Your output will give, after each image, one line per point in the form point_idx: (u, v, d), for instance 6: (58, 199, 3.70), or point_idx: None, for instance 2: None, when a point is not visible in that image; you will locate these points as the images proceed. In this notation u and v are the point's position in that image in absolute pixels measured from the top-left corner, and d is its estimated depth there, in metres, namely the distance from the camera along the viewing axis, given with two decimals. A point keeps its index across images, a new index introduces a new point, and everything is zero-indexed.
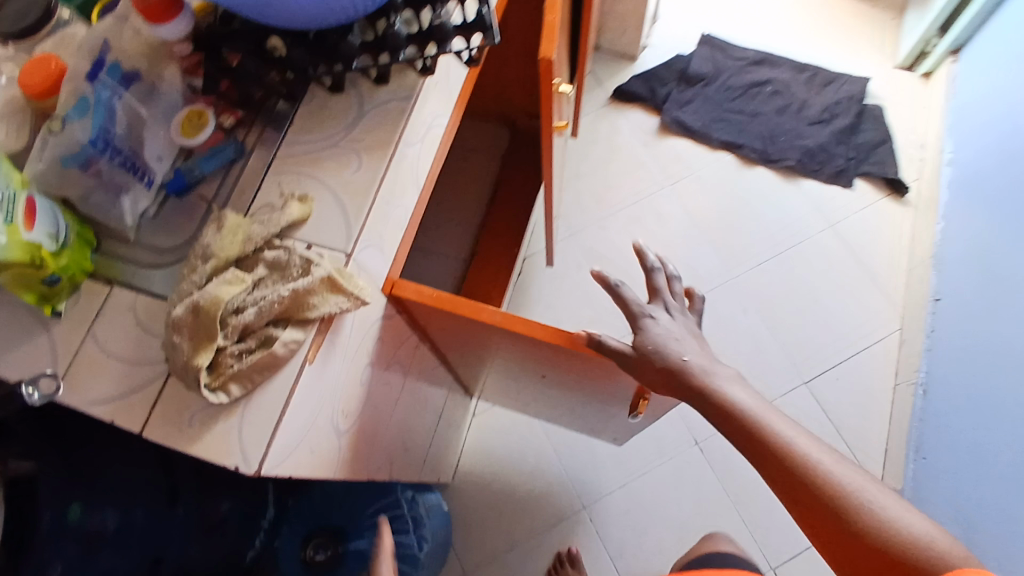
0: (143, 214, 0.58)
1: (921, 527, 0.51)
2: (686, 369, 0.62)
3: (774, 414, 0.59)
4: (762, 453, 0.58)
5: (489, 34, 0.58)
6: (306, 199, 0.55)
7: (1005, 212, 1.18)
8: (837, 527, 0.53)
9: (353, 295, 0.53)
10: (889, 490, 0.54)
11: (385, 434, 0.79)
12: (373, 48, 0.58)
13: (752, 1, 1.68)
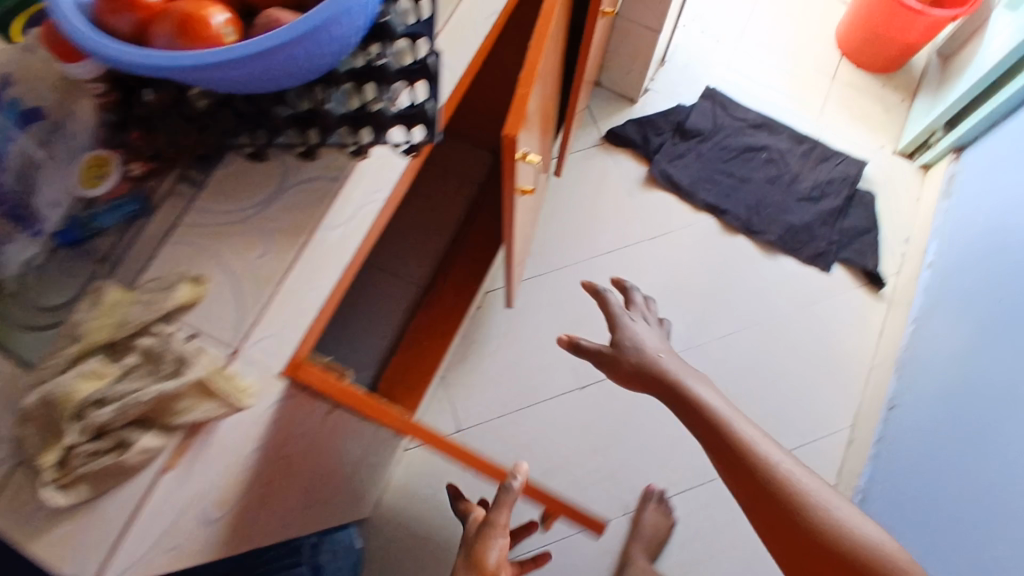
0: (31, 262, 0.53)
1: (831, 502, 0.67)
2: (656, 363, 0.88)
3: (728, 408, 0.79)
4: (710, 427, 0.77)
5: (432, 129, 0.53)
6: (199, 281, 0.51)
7: (976, 332, 1.15)
8: (765, 486, 0.69)
9: (230, 399, 0.50)
10: (824, 484, 0.69)
11: (283, 498, 0.76)
12: (303, 121, 0.52)
13: (763, 60, 1.64)
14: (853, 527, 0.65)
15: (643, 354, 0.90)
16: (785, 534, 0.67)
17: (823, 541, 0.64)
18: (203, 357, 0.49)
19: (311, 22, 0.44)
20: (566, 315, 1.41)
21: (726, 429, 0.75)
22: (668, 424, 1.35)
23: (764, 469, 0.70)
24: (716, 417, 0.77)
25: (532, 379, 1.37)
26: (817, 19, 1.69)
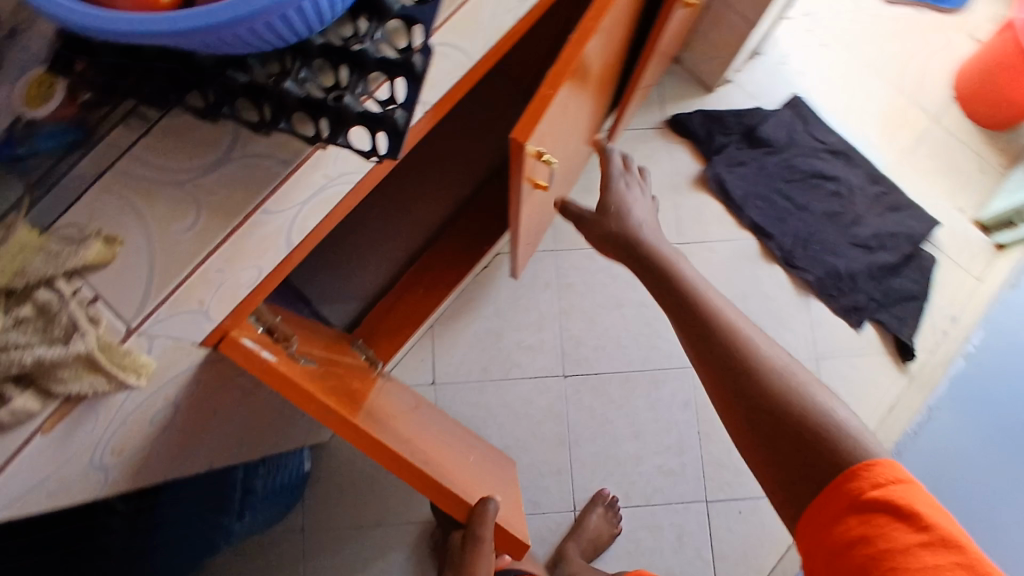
0: None
1: (812, 385, 0.58)
2: (639, 236, 0.80)
3: (706, 284, 0.70)
4: (680, 305, 0.67)
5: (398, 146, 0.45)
6: (112, 242, 0.47)
7: (987, 435, 1.10)
8: (738, 374, 0.60)
9: (117, 377, 0.47)
10: (801, 367, 0.60)
11: (207, 439, 0.75)
12: (257, 95, 0.45)
13: (863, 82, 1.49)
14: (834, 415, 0.56)
15: (630, 222, 0.81)
16: (759, 426, 0.58)
17: (814, 436, 0.55)
18: (97, 327, 0.46)
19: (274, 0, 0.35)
20: (571, 299, 1.36)
21: (697, 306, 0.66)
22: (640, 435, 1.31)
23: (733, 352, 0.61)
24: (689, 293, 0.67)
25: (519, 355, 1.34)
26: (939, 51, 1.52)
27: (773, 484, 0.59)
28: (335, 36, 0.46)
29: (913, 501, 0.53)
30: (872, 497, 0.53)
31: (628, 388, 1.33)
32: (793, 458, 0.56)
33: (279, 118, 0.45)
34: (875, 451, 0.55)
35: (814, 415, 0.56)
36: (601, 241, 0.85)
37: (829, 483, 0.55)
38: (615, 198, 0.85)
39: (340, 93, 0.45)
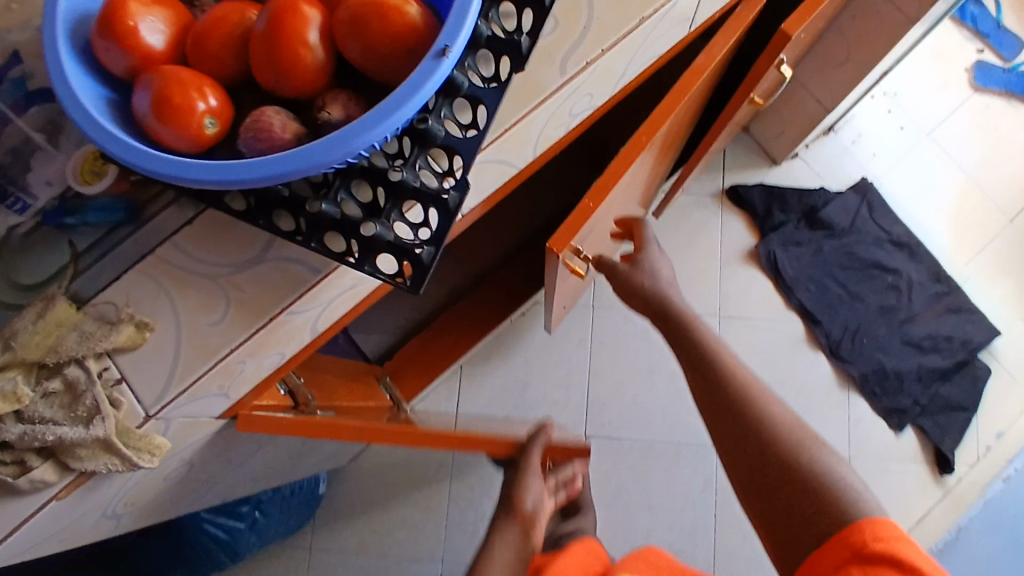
0: (15, 228, 0.51)
1: (817, 443, 0.61)
2: (664, 295, 0.76)
3: (727, 348, 0.72)
4: (694, 356, 0.71)
5: (423, 275, 0.46)
6: (143, 328, 0.48)
7: None
8: (745, 429, 0.63)
9: (131, 459, 0.49)
10: (806, 425, 0.63)
11: (219, 482, 0.77)
12: (298, 207, 0.45)
13: (939, 173, 1.42)
14: (836, 471, 0.58)
15: (660, 277, 0.78)
16: (762, 474, 0.61)
17: (824, 501, 0.56)
18: (117, 410, 0.48)
19: (298, 165, 0.35)
20: (604, 357, 1.35)
21: (709, 359, 0.70)
22: (654, 506, 1.29)
23: (742, 405, 0.65)
24: (702, 346, 0.71)
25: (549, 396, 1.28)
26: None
27: (768, 534, 0.60)
28: (379, 157, 0.46)
29: (913, 559, 0.52)
30: (869, 551, 0.53)
31: (649, 457, 1.31)
32: (793, 512, 0.58)
33: (314, 235, 0.46)
34: (883, 513, 0.55)
35: (815, 466, 0.59)
36: (625, 294, 0.81)
37: (828, 539, 0.55)
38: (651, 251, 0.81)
39: (375, 218, 0.45)
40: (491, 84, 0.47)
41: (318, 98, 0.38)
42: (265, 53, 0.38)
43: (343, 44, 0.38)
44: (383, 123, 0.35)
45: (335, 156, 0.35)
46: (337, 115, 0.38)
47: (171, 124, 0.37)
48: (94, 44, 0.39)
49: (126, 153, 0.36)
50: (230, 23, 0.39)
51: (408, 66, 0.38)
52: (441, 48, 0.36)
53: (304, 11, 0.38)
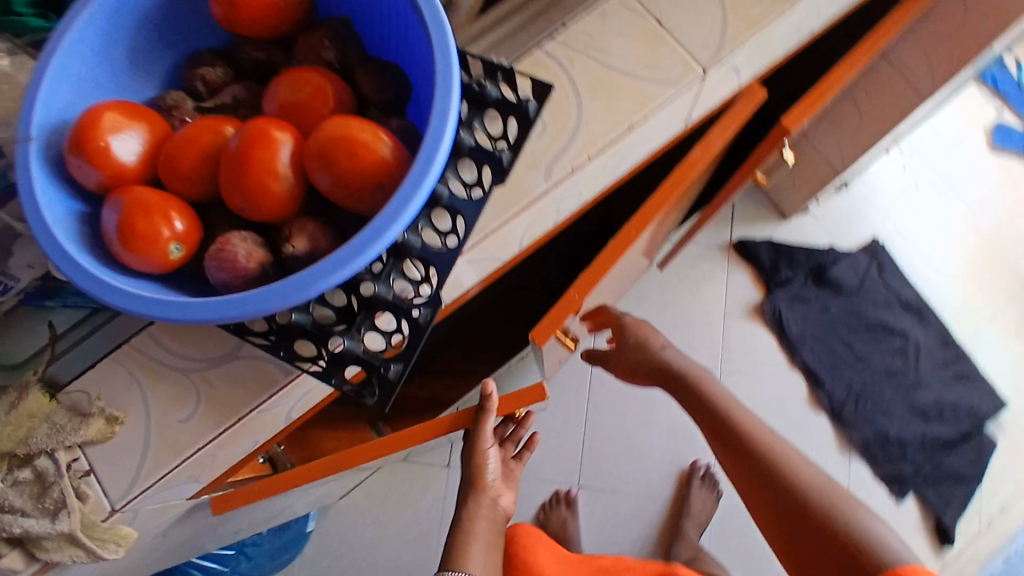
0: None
1: (844, 496, 0.61)
2: (665, 361, 0.76)
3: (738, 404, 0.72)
4: (709, 413, 0.71)
5: (390, 390, 0.47)
6: (114, 421, 0.49)
7: None
8: (768, 485, 0.63)
9: (97, 551, 0.49)
10: (830, 478, 0.63)
11: (193, 543, 0.76)
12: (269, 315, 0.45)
13: (952, 234, 1.40)
14: (867, 526, 0.58)
15: (656, 344, 0.78)
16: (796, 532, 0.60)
17: (864, 557, 0.56)
18: (83, 503, 0.48)
19: (257, 304, 0.35)
20: None
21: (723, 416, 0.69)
22: None
23: (762, 462, 0.64)
24: (715, 403, 0.71)
25: (544, 442, 1.27)
26: None
27: None
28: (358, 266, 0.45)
29: None
30: None
31: None
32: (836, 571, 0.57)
33: (283, 343, 0.45)
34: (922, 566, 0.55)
35: (847, 521, 0.58)
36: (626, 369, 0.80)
37: None
38: (640, 324, 0.82)
39: (346, 332, 0.45)
40: (473, 191, 0.47)
41: (285, 227, 0.38)
42: (235, 181, 0.37)
43: (312, 174, 0.38)
44: (345, 267, 0.35)
45: (296, 297, 0.35)
46: (302, 247, 0.38)
47: (134, 251, 0.37)
48: (67, 158, 0.39)
49: (85, 278, 0.36)
50: (204, 145, 0.39)
51: (377, 201, 0.38)
52: (409, 192, 0.36)
53: (276, 141, 0.37)
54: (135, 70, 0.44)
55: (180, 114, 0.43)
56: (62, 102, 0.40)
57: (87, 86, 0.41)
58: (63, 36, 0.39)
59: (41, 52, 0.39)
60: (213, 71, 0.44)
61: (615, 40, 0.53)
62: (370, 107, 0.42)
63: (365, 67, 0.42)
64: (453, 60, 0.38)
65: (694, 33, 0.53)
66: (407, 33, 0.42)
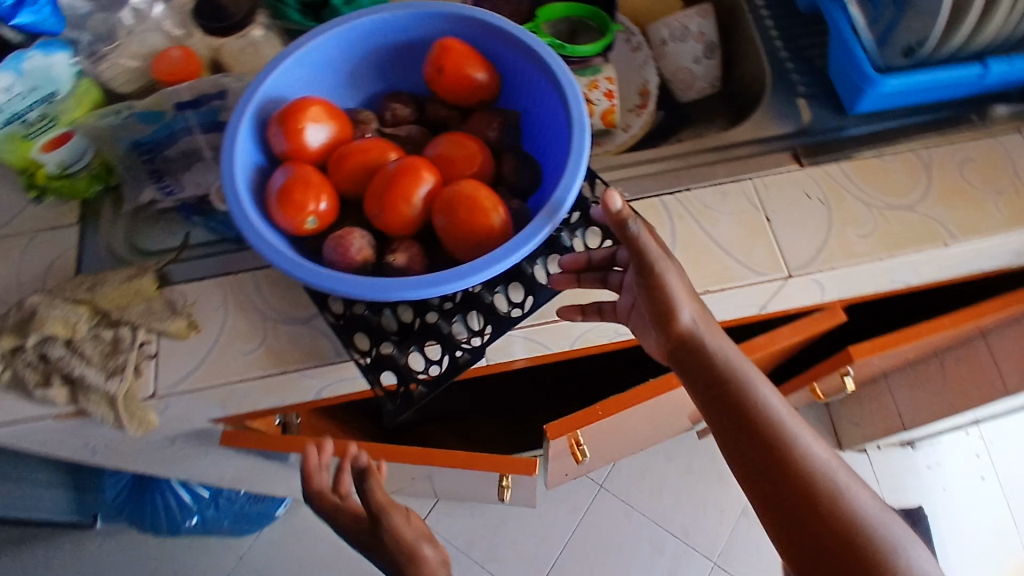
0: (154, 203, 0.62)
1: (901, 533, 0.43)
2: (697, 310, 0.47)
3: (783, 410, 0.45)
4: (746, 439, 0.44)
5: (405, 408, 0.52)
6: (192, 326, 0.57)
7: None
8: (806, 546, 0.42)
9: (123, 420, 0.57)
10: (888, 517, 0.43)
11: (185, 464, 0.82)
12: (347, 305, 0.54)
13: (1004, 543, 1.32)
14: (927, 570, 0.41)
15: (693, 295, 0.47)
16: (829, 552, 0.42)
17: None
18: (136, 378, 0.56)
19: (349, 288, 0.43)
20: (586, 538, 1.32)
21: (762, 434, 0.44)
22: None
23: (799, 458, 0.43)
24: (761, 421, 0.44)
25: (518, 543, 1.26)
26: None
27: None
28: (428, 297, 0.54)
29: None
30: None
31: None
32: None
33: (345, 332, 0.54)
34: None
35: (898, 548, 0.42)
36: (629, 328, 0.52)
37: None
38: (672, 287, 0.46)
39: (397, 343, 0.53)
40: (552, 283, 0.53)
41: (395, 245, 0.47)
42: (377, 196, 0.46)
43: (435, 213, 0.46)
44: (425, 291, 0.43)
45: (379, 295, 0.43)
46: (400, 260, 0.46)
47: (281, 211, 0.46)
48: (270, 126, 0.49)
49: (238, 214, 0.45)
50: (370, 159, 0.48)
51: (472, 256, 0.45)
52: (497, 260, 0.43)
53: (420, 177, 0.46)
54: (348, 85, 0.55)
55: (363, 128, 0.53)
56: (287, 84, 0.51)
57: (309, 82, 0.52)
58: (309, 40, 0.50)
59: (290, 44, 0.50)
60: (403, 109, 0.54)
61: (725, 217, 0.60)
62: (501, 184, 0.51)
63: (512, 153, 0.51)
64: (577, 177, 0.45)
65: (794, 240, 0.59)
66: (556, 143, 0.50)
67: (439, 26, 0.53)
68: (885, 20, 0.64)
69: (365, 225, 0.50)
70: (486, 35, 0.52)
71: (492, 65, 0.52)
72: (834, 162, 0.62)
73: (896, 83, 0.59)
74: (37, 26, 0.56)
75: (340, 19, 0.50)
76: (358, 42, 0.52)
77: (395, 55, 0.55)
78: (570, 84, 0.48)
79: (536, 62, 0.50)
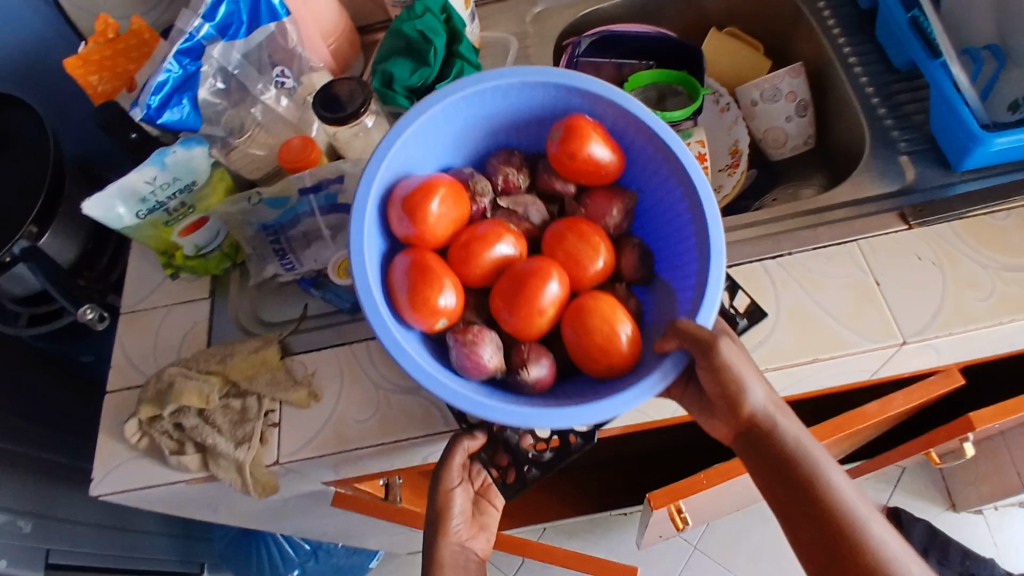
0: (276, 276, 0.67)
1: None
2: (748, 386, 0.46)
3: (823, 467, 0.45)
4: (807, 519, 0.44)
5: (518, 487, 0.55)
6: (313, 395, 0.61)
7: None
8: None
9: (249, 486, 0.60)
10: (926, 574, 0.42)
11: (292, 521, 0.86)
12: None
13: None
14: None
15: (747, 367, 0.47)
16: None
17: None
18: (261, 445, 0.60)
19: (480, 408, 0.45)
20: None
21: (805, 496, 0.44)
22: None
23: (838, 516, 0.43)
24: (807, 485, 0.44)
25: None
26: None
27: None
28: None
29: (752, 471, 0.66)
30: None
31: None
32: None
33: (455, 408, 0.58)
34: None
35: None
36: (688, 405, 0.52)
37: None
38: (734, 360, 0.46)
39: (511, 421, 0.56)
40: None
41: (529, 353, 0.50)
42: (510, 300, 0.50)
43: (568, 325, 0.50)
44: (559, 419, 0.44)
45: (518, 421, 0.44)
46: (528, 373, 0.49)
47: (418, 310, 0.48)
48: (393, 209, 0.51)
49: (371, 312, 0.46)
50: (498, 256, 0.52)
51: (599, 370, 0.49)
52: (640, 393, 0.45)
53: (548, 282, 0.49)
54: (459, 142, 0.57)
55: (480, 199, 0.56)
56: (405, 151, 0.52)
57: (425, 145, 0.54)
58: (430, 108, 0.51)
59: (409, 116, 0.51)
60: (516, 176, 0.57)
61: (830, 282, 0.59)
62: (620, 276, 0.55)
63: (632, 245, 0.55)
64: (714, 304, 0.46)
65: (908, 306, 0.58)
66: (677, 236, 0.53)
67: (563, 98, 0.54)
68: (986, 76, 0.65)
69: (487, 321, 0.54)
70: (613, 113, 0.54)
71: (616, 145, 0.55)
72: (945, 222, 0.61)
73: (1003, 142, 0.58)
74: (178, 124, 0.61)
75: (464, 84, 0.51)
76: (477, 104, 0.54)
77: (503, 119, 0.57)
78: (711, 201, 0.49)
79: (668, 159, 0.52)
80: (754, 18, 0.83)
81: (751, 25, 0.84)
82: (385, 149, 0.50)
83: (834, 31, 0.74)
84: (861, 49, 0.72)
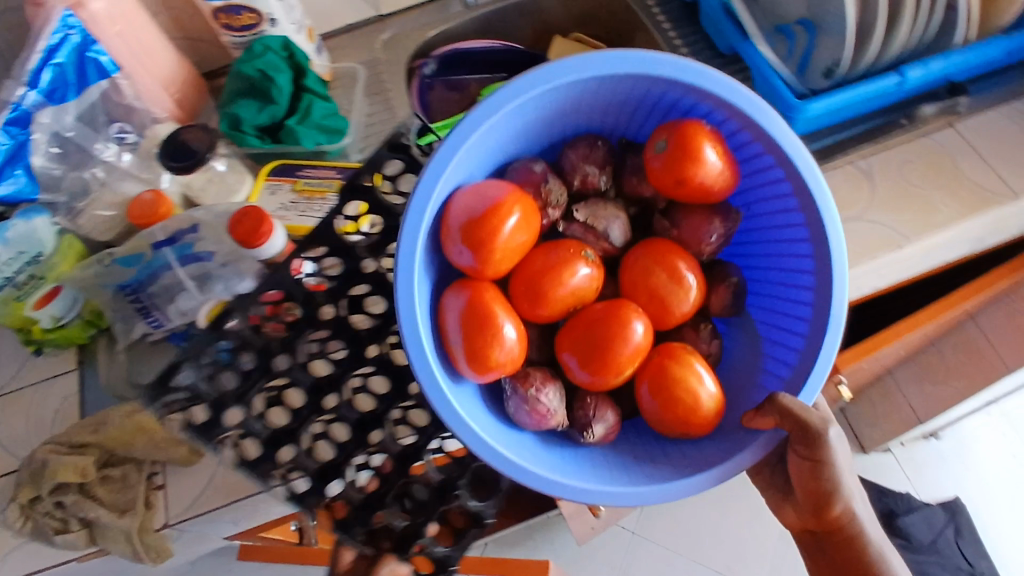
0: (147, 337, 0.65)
1: None
2: (841, 489, 0.52)
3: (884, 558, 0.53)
4: None
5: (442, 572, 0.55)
6: (196, 452, 0.59)
7: None
8: None
9: (141, 555, 0.58)
10: None
11: None
12: (350, 499, 0.54)
13: None
14: None
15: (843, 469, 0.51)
16: None
17: None
18: (148, 510, 0.58)
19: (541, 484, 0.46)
20: None
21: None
22: None
23: None
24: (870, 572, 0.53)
25: None
26: None
27: None
28: (408, 425, 0.55)
29: None
30: None
31: None
32: None
33: (358, 528, 0.54)
34: None
35: None
36: (763, 478, 0.58)
37: None
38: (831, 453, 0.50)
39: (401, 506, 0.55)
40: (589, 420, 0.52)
41: (594, 410, 0.52)
42: (586, 355, 0.52)
43: (644, 383, 0.53)
44: (618, 498, 0.47)
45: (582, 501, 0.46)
46: (595, 440, 0.52)
47: (473, 365, 0.48)
48: (453, 236, 0.49)
49: (421, 370, 0.44)
50: (568, 292, 0.52)
51: (672, 431, 0.52)
52: (703, 478, 0.48)
53: (632, 340, 0.51)
54: (530, 134, 0.53)
55: (552, 210, 0.55)
56: (464, 160, 0.48)
57: (489, 143, 0.50)
58: (501, 107, 0.45)
59: (477, 116, 0.45)
60: (596, 176, 0.55)
61: None
62: (705, 309, 0.58)
63: (726, 284, 0.57)
64: (816, 387, 0.50)
65: None
66: (783, 258, 0.54)
67: (677, 92, 0.49)
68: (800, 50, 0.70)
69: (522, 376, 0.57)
70: (738, 120, 0.50)
71: (725, 150, 0.51)
72: None
73: (818, 106, 0.62)
74: (15, 196, 0.61)
75: (545, 78, 0.45)
76: (562, 93, 0.49)
77: (594, 103, 0.52)
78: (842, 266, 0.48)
79: (799, 191, 0.49)
80: (596, 20, 0.87)
81: (593, 27, 0.88)
82: (446, 158, 0.45)
83: (664, 25, 0.78)
84: (690, 40, 0.77)
